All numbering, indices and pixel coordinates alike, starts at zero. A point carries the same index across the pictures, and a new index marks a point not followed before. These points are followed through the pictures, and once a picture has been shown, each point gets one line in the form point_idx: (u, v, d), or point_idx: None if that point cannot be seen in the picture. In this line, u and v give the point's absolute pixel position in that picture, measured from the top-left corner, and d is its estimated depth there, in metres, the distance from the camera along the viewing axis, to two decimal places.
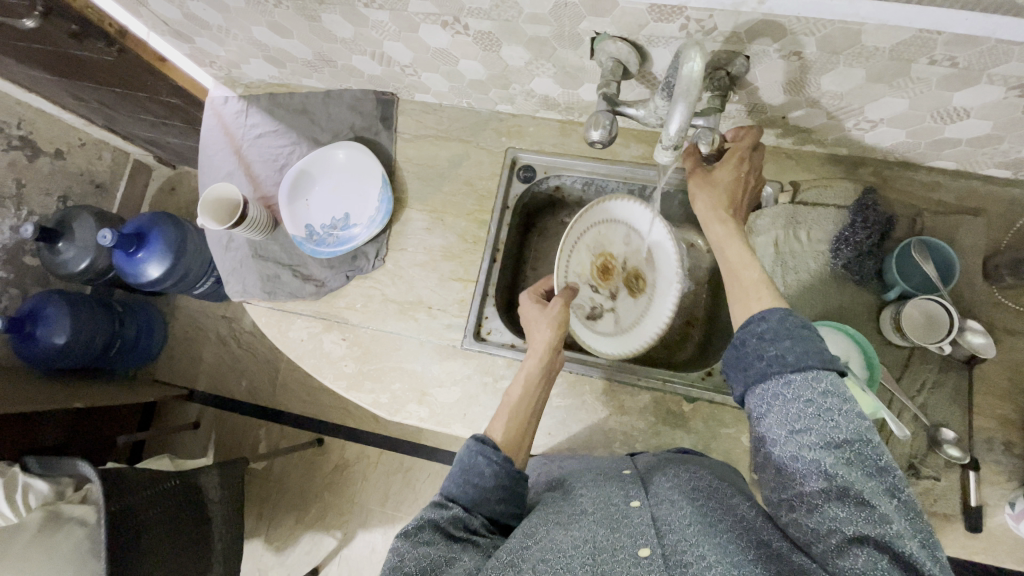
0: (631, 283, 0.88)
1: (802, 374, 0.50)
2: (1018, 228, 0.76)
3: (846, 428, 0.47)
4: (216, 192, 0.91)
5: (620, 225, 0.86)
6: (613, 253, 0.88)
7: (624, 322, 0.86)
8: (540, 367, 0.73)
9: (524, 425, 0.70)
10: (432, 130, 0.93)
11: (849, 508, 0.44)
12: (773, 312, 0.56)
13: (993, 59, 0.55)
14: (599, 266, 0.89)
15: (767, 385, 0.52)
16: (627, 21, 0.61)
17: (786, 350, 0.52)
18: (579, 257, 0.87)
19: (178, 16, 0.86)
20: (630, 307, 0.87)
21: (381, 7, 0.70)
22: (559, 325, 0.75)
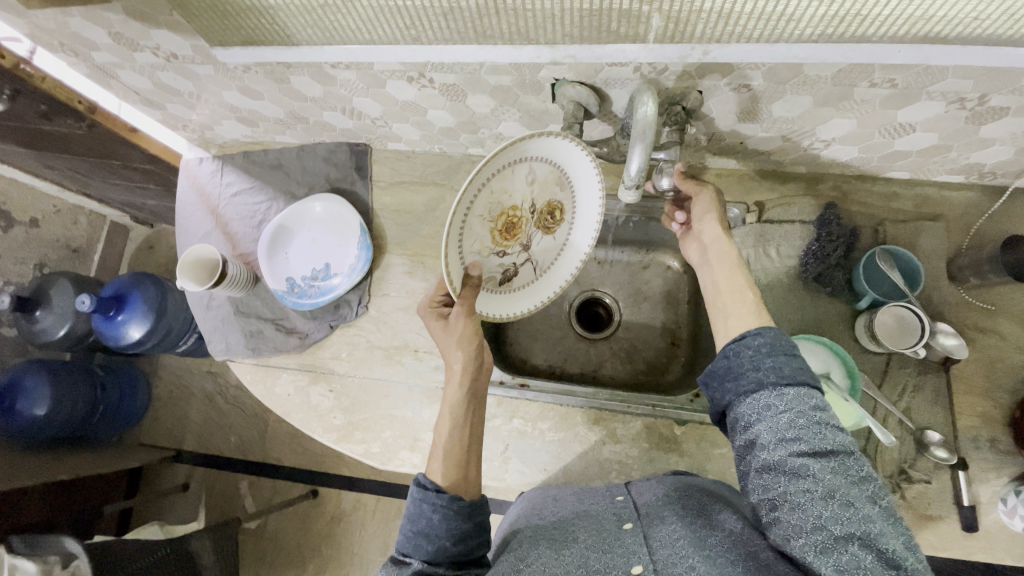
0: (543, 220, 0.70)
1: (800, 390, 0.51)
2: (974, 231, 0.80)
3: (833, 439, 0.48)
4: (196, 254, 0.90)
5: (518, 170, 0.62)
6: (515, 203, 0.65)
7: (542, 261, 0.74)
8: (462, 391, 0.70)
9: (465, 456, 0.66)
10: (407, 176, 0.95)
11: (835, 508, 0.45)
12: (769, 329, 0.56)
13: (930, 78, 0.58)
14: (501, 225, 0.65)
15: (759, 396, 0.52)
16: (584, 68, 0.64)
17: (783, 364, 0.53)
18: (475, 231, 0.63)
19: (149, 86, 0.88)
20: (547, 245, 0.73)
21: (348, 68, 0.72)
22: (468, 339, 0.70)
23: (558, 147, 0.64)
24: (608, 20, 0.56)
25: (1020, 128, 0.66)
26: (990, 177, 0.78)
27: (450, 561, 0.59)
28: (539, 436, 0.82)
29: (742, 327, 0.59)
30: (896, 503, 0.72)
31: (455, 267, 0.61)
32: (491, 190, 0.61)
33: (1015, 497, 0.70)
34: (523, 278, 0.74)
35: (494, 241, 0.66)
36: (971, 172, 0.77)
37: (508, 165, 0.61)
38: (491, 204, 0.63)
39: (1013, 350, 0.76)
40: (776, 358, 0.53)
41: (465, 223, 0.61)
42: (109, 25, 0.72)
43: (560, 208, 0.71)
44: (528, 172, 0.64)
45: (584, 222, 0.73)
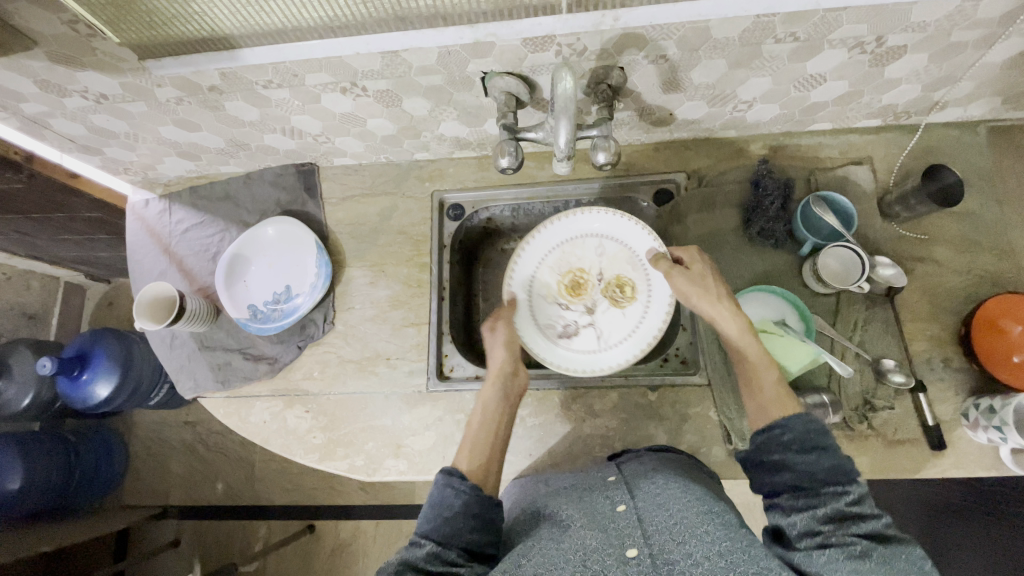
0: (612, 292, 0.86)
1: (835, 489, 0.54)
2: (898, 168, 0.85)
3: (868, 526, 0.52)
4: (152, 292, 0.87)
5: (587, 239, 0.86)
6: (583, 267, 0.87)
7: (605, 331, 0.85)
8: (497, 390, 0.73)
9: (492, 446, 0.69)
10: (357, 190, 0.96)
11: (874, 565, 0.48)
12: (795, 420, 0.59)
13: (827, 27, 0.63)
14: (569, 282, 0.87)
15: (800, 496, 0.55)
16: (508, 57, 0.66)
17: (817, 467, 0.56)
18: (546, 279, 0.87)
19: (83, 132, 0.87)
20: (613, 316, 0.85)
21: (280, 86, 0.73)
22: (508, 347, 0.77)
23: (628, 230, 0.84)
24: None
25: (919, 64, 0.71)
26: (904, 116, 0.83)
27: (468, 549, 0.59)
28: (520, 423, 0.83)
29: (779, 412, 0.62)
30: (865, 433, 0.75)
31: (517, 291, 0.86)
32: (565, 251, 0.87)
33: (974, 410, 0.72)
34: (581, 341, 0.85)
35: (559, 292, 0.87)
36: (885, 114, 0.82)
37: (578, 236, 0.87)
38: (564, 263, 0.87)
39: (951, 273, 0.81)
40: (809, 457, 0.56)
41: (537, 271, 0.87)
42: (33, 73, 0.71)
43: (631, 287, 0.85)
44: (600, 248, 0.87)
45: (657, 304, 0.82)
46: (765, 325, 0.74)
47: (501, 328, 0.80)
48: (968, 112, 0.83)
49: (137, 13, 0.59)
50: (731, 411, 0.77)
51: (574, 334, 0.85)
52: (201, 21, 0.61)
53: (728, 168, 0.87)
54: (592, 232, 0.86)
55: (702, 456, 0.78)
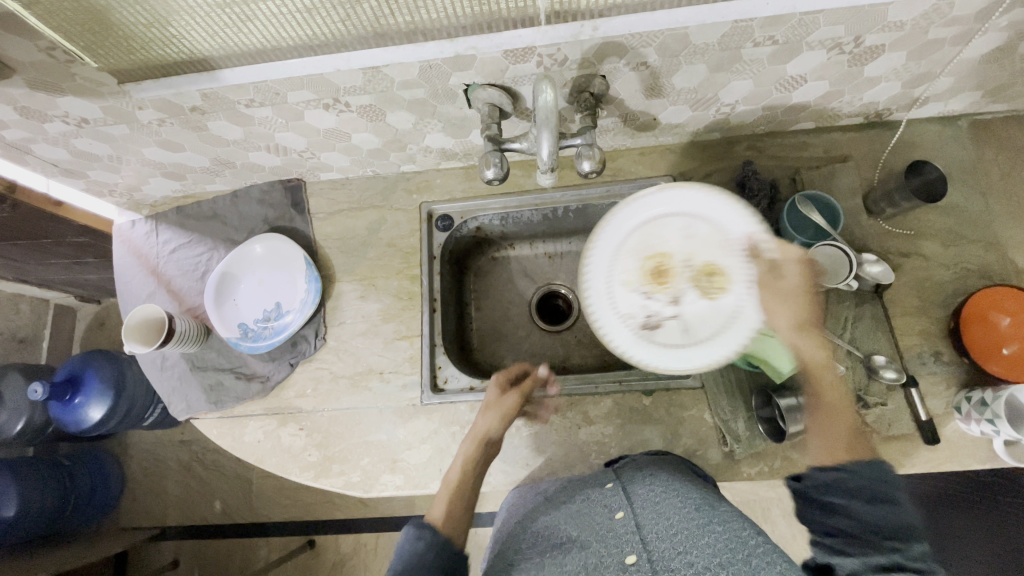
0: (700, 281, 0.73)
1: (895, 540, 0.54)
2: (881, 165, 0.85)
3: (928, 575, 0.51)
4: (140, 314, 0.86)
5: (672, 219, 0.74)
6: (666, 251, 0.74)
7: (693, 326, 0.72)
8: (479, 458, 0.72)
9: (462, 513, 0.66)
10: (345, 204, 0.96)
11: None
12: (863, 469, 0.58)
13: (805, 30, 0.63)
14: (650, 268, 0.75)
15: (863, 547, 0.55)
16: (490, 69, 0.66)
17: (884, 516, 0.56)
18: (623, 263, 0.75)
19: (66, 156, 0.86)
20: (702, 309, 0.72)
21: (262, 105, 0.72)
22: (506, 416, 0.75)
23: (724, 209, 0.71)
24: (493, 3, 0.58)
25: (897, 62, 0.71)
26: (885, 113, 0.84)
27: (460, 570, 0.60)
28: (516, 433, 0.83)
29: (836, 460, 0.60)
30: (859, 430, 0.76)
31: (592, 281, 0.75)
32: (646, 232, 0.75)
33: (966, 403, 0.73)
34: (665, 336, 0.72)
35: (640, 279, 0.74)
36: (867, 111, 0.83)
37: (659, 215, 0.74)
38: (644, 246, 0.75)
39: (938, 267, 0.81)
40: (875, 508, 0.56)
41: (614, 257, 0.75)
42: (13, 100, 0.71)
43: (723, 275, 0.72)
44: (686, 229, 0.74)
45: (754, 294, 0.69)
46: None
47: (511, 391, 0.77)
48: (948, 107, 0.83)
49: (115, 38, 0.60)
50: (726, 412, 0.78)
51: (656, 328, 0.73)
52: (180, 44, 0.61)
53: (713, 170, 0.87)
54: (676, 210, 0.74)
55: (698, 460, 0.78)
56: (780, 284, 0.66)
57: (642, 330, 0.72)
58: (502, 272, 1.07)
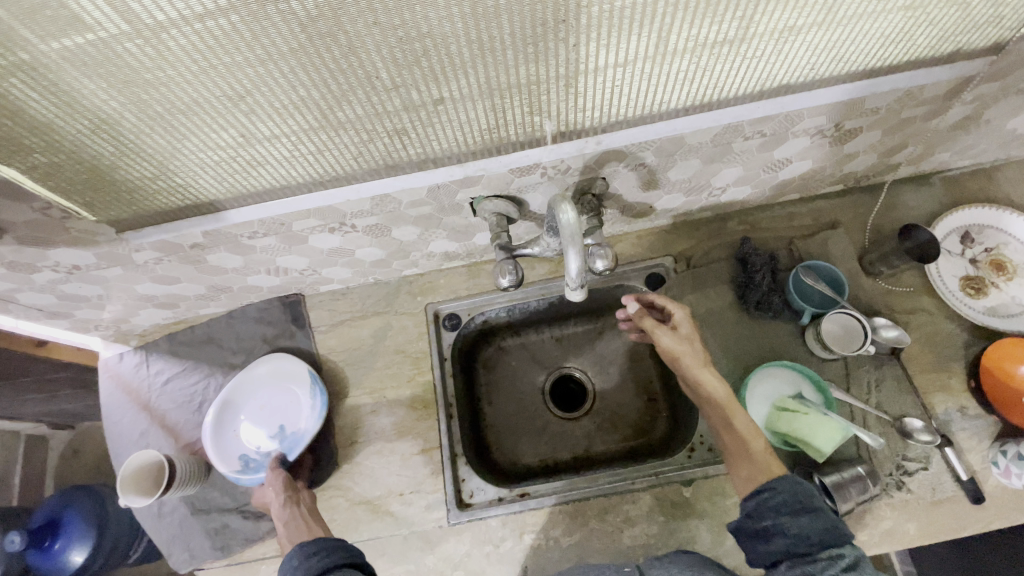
0: (969, 283, 0.84)
1: (828, 553, 0.57)
2: (870, 226, 0.89)
3: None
4: (136, 463, 0.80)
5: None
6: (982, 255, 0.85)
7: (939, 270, 0.84)
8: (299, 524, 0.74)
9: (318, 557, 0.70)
10: (348, 314, 0.93)
11: None
12: (783, 483, 0.62)
13: (791, 123, 0.66)
14: (998, 268, 0.83)
15: (796, 565, 0.58)
16: (496, 183, 0.67)
17: (809, 527, 0.59)
18: (1008, 253, 0.84)
19: (52, 301, 0.81)
20: (953, 272, 0.84)
21: (266, 235, 0.71)
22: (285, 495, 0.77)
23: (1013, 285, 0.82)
24: (500, 129, 0.59)
25: (874, 138, 0.76)
26: (863, 179, 0.89)
27: (344, 562, 0.65)
28: (555, 545, 0.78)
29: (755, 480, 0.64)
30: (905, 498, 0.74)
31: (989, 239, 0.85)
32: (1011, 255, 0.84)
33: (1003, 457, 0.72)
34: (955, 244, 0.86)
35: (999, 267, 0.84)
36: (847, 179, 0.87)
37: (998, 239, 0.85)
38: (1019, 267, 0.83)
39: (942, 319, 0.83)
40: (798, 519, 0.59)
41: (1004, 239, 0.85)
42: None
43: (976, 296, 0.83)
44: None
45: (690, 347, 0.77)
46: (786, 404, 0.75)
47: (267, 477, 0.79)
48: (920, 168, 0.88)
49: (117, 194, 0.58)
50: None
51: (960, 241, 0.86)
52: (185, 192, 0.60)
53: (711, 247, 0.90)
54: (1002, 241, 0.85)
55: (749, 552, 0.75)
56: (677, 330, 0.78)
57: (962, 231, 0.86)
58: (512, 360, 1.03)
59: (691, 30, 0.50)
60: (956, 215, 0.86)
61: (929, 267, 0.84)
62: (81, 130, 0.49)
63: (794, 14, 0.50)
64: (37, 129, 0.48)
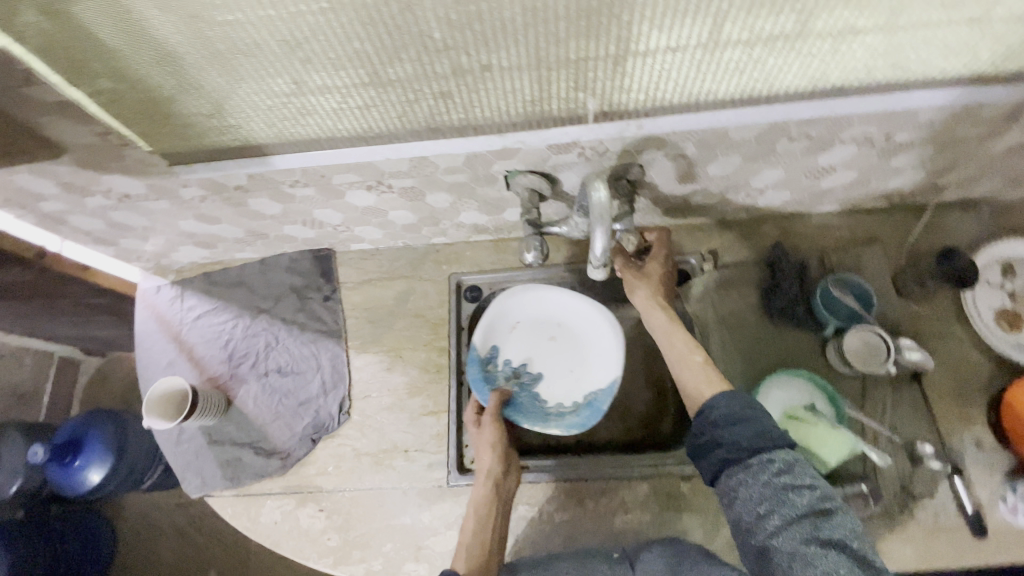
0: (1003, 315, 0.81)
1: (762, 459, 0.57)
2: (909, 247, 0.87)
3: (800, 504, 0.54)
4: (161, 388, 0.85)
5: None
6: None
7: (973, 299, 0.82)
8: (485, 494, 0.75)
9: (487, 536, 0.72)
10: (374, 274, 0.96)
11: (792, 516, 0.54)
12: (722, 398, 0.63)
13: (840, 128, 0.65)
14: None
15: (737, 474, 0.58)
16: (532, 158, 0.68)
17: (742, 435, 0.60)
18: None
19: (101, 226, 0.86)
20: (989, 302, 0.82)
21: (306, 185, 0.73)
22: (493, 446, 0.78)
23: None
24: (544, 103, 0.60)
25: (924, 155, 0.73)
26: (908, 198, 0.86)
27: None
28: (548, 519, 0.79)
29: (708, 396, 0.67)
30: (907, 521, 0.73)
31: None
32: None
33: (1013, 494, 0.71)
34: (996, 274, 0.83)
35: None
36: (892, 196, 0.85)
37: None
38: None
39: (970, 349, 0.80)
40: (735, 429, 0.60)
41: None
42: (58, 177, 0.71)
43: (1010, 328, 0.80)
44: None
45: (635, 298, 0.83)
46: (795, 411, 0.73)
47: (488, 422, 0.80)
48: (970, 193, 0.85)
49: (173, 128, 0.62)
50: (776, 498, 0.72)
51: (1003, 271, 0.83)
52: (236, 133, 0.63)
53: (741, 250, 0.89)
54: None
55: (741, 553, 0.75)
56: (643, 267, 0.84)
57: (1006, 262, 0.83)
58: None
59: (747, 19, 0.49)
60: (1002, 244, 0.83)
61: (965, 294, 0.82)
62: (146, 60, 0.51)
63: (854, 13, 0.49)
64: (108, 56, 0.51)
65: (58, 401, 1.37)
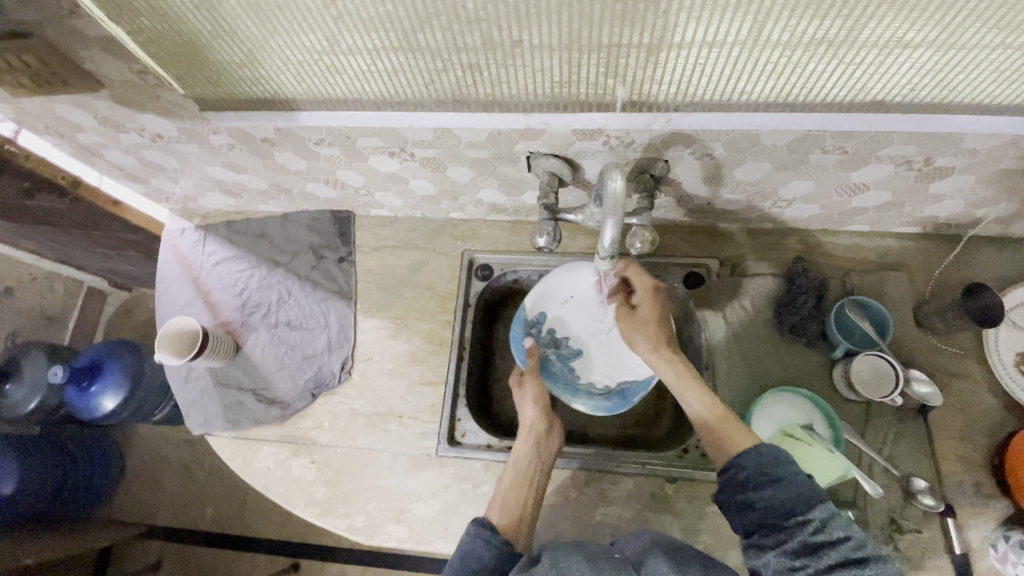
0: None
1: (796, 519, 0.54)
2: (936, 278, 0.83)
3: (834, 556, 0.51)
4: (178, 325, 0.88)
5: None
6: None
7: (998, 339, 0.78)
8: (528, 445, 0.78)
9: (531, 482, 0.75)
10: (390, 241, 0.97)
11: (824, 567, 0.51)
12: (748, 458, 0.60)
13: (877, 145, 0.62)
14: None
15: (768, 533, 0.56)
16: (557, 142, 0.67)
17: (772, 498, 0.56)
18: None
19: (134, 163, 0.89)
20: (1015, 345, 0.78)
21: (331, 145, 0.74)
22: (537, 401, 0.82)
23: None
24: (573, 86, 0.59)
25: (965, 184, 0.70)
26: (944, 227, 0.83)
27: None
28: None
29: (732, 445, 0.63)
30: (891, 554, 0.71)
31: None
32: None
33: (1004, 543, 0.68)
34: None
35: None
36: (926, 223, 0.82)
37: None
38: None
39: (984, 391, 0.78)
40: (762, 492, 0.57)
41: None
42: (96, 110, 0.74)
43: None
44: None
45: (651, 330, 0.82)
46: (791, 430, 0.72)
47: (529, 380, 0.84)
48: (1010, 230, 0.81)
49: (206, 73, 0.63)
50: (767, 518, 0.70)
51: None
52: (266, 84, 0.64)
53: (761, 260, 0.87)
54: None
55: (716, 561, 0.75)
56: (636, 315, 0.76)
57: None
58: None
59: (790, 21, 0.47)
60: None
61: (988, 333, 0.79)
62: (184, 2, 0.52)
63: (905, 25, 0.47)
64: None
65: (83, 327, 1.43)
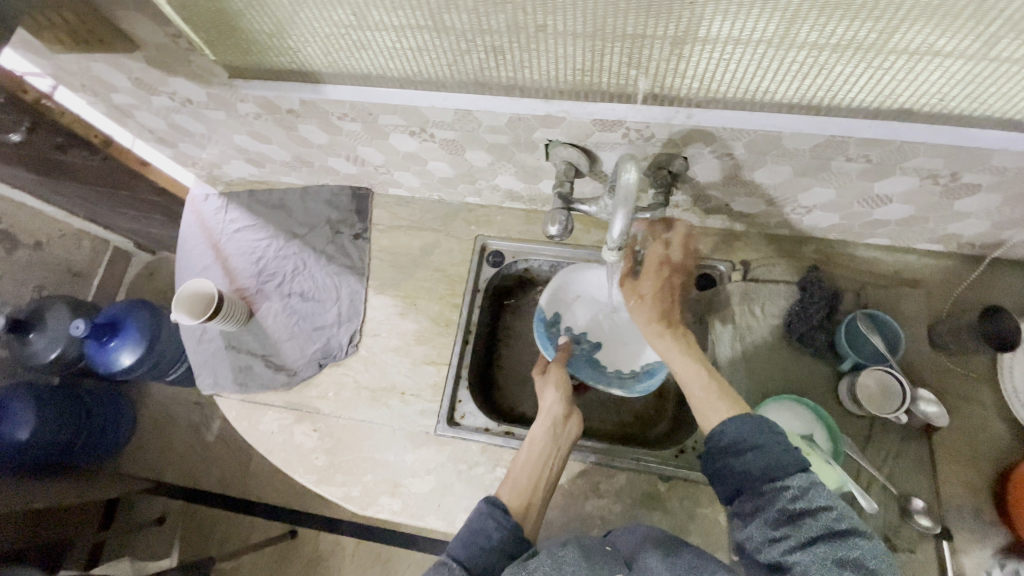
0: None
1: (774, 485, 0.54)
2: (954, 298, 0.82)
3: (814, 526, 0.50)
4: (194, 287, 0.92)
5: None
6: None
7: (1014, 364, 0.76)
8: (544, 430, 0.77)
9: (543, 467, 0.74)
10: (405, 221, 0.98)
11: (806, 537, 0.50)
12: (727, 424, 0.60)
13: (902, 156, 0.61)
14: None
15: (746, 501, 0.56)
16: (576, 131, 0.67)
17: (751, 463, 0.56)
18: None
19: (163, 126, 0.91)
20: None
21: (354, 120, 0.75)
22: (559, 387, 0.81)
23: None
24: (595, 75, 0.59)
25: (992, 203, 0.68)
26: (966, 247, 0.81)
27: None
28: None
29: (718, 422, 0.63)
30: None
31: None
32: None
33: (999, 570, 0.68)
34: None
35: None
36: (948, 241, 0.80)
37: None
38: None
39: (993, 417, 0.76)
40: (743, 456, 0.57)
41: None
42: (130, 71, 0.76)
43: None
44: None
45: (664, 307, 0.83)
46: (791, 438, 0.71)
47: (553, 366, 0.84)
48: None
49: (236, 40, 0.64)
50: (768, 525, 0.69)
51: None
52: (293, 55, 0.65)
53: (774, 267, 0.86)
54: None
55: None
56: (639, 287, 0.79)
57: None
58: None
59: (819, 20, 0.47)
60: None
61: (1004, 358, 0.77)
62: None
63: (937, 32, 0.46)
64: None
65: (106, 285, 1.48)
